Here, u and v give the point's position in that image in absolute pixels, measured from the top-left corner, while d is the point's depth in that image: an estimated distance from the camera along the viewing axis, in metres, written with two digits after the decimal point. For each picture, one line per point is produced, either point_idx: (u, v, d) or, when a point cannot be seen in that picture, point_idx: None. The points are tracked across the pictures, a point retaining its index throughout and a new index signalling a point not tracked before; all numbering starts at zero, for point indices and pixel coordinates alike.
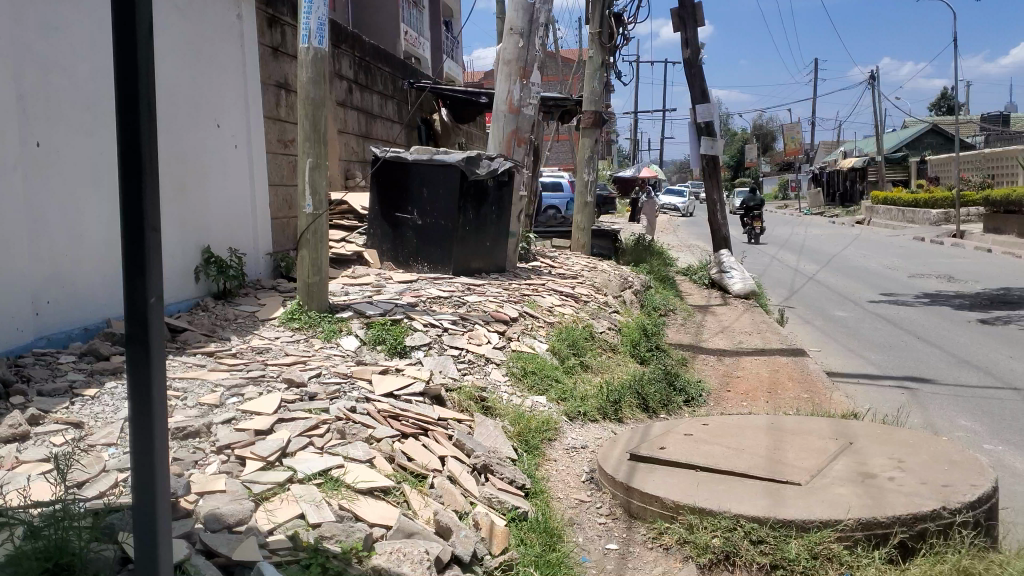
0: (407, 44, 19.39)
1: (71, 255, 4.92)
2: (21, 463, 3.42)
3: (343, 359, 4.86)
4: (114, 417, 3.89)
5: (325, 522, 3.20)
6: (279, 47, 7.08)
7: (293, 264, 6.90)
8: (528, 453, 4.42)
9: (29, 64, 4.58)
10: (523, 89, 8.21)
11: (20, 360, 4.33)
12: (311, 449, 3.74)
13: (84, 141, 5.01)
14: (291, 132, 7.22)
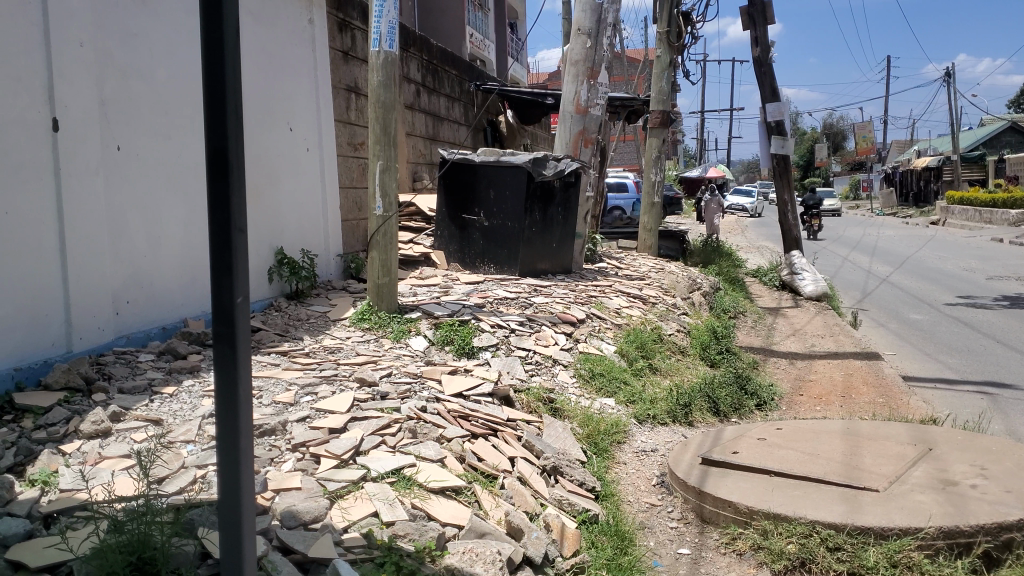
0: (472, 47, 19.47)
1: (150, 255, 5.05)
2: (104, 459, 3.51)
3: (412, 359, 4.88)
4: (192, 414, 3.97)
5: (399, 521, 3.22)
6: (349, 51, 7.17)
7: (362, 265, 6.97)
8: (597, 455, 4.38)
9: (111, 70, 4.71)
10: (591, 89, 8.21)
11: (102, 359, 4.45)
12: (383, 448, 3.76)
13: (163, 145, 5.13)
14: (360, 135, 7.31)
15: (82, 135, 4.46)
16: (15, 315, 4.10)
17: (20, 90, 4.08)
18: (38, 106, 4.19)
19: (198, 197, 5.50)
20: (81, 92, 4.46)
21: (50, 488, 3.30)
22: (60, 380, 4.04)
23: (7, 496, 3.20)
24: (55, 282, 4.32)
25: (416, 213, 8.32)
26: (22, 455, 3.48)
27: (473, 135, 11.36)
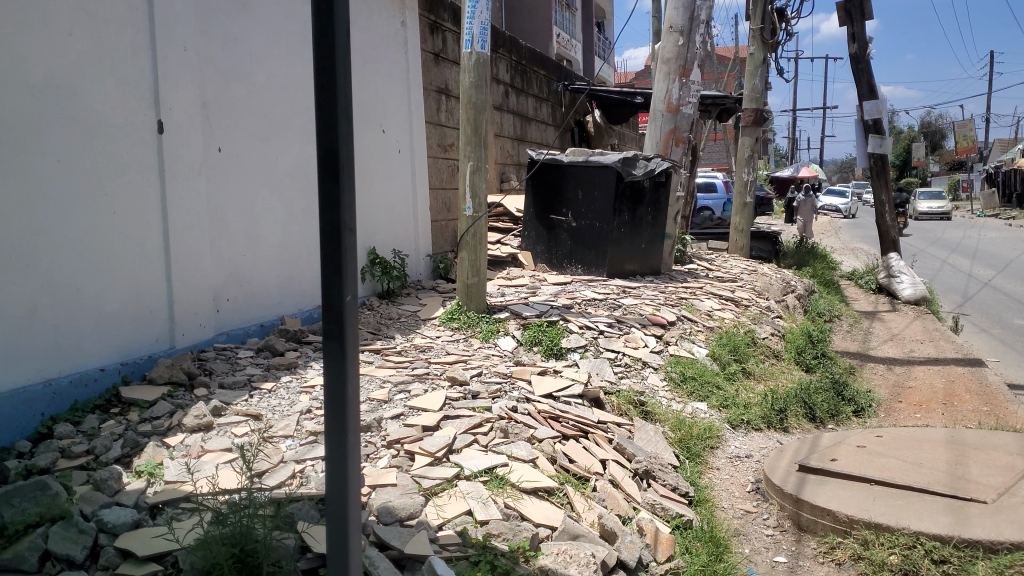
0: (559, 48, 19.46)
1: (249, 255, 5.18)
2: (206, 451, 3.60)
3: (501, 359, 4.89)
4: (291, 409, 4.05)
5: (493, 520, 3.21)
6: (441, 53, 7.23)
7: (451, 265, 7.03)
8: (690, 460, 4.31)
9: (214, 74, 4.84)
10: (682, 87, 8.14)
11: (203, 355, 4.57)
12: (476, 447, 3.76)
13: (261, 147, 5.26)
14: (450, 136, 7.37)
15: (185, 137, 4.60)
16: (122, 311, 4.24)
17: (127, 95, 4.23)
18: (144, 110, 4.34)
19: (294, 198, 5.62)
20: (185, 97, 4.60)
21: (156, 480, 3.41)
22: (164, 375, 4.18)
23: (115, 487, 3.31)
24: (159, 280, 4.46)
25: (503, 214, 8.35)
26: (129, 446, 3.60)
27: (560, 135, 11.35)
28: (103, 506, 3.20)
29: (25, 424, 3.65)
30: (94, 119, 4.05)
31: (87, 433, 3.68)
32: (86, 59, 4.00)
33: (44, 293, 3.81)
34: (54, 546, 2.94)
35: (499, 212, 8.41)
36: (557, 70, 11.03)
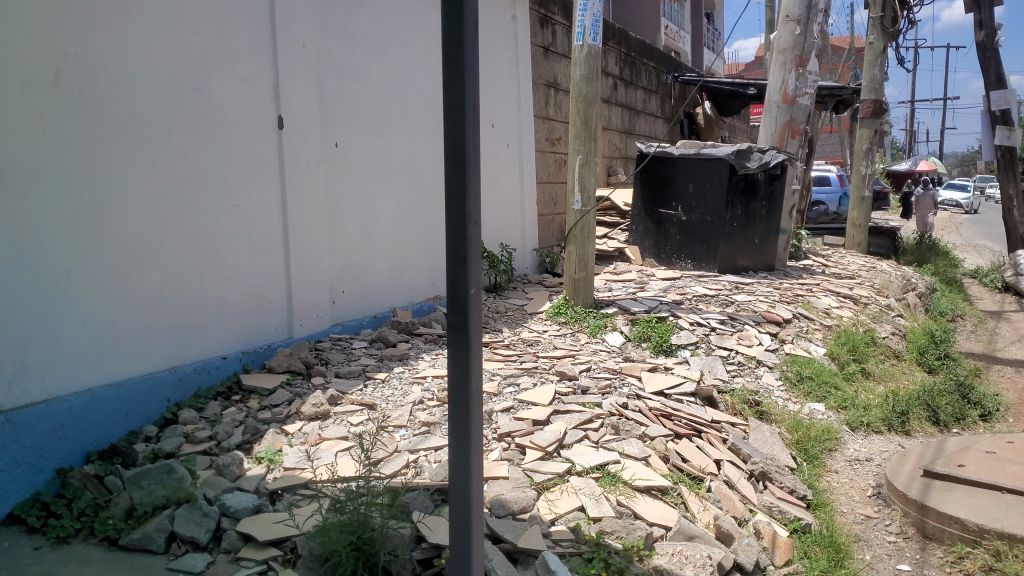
0: (666, 40, 19.22)
1: (364, 248, 5.26)
2: (324, 439, 3.67)
3: (611, 355, 4.83)
4: (403, 400, 4.08)
5: (606, 517, 3.15)
6: (551, 46, 7.20)
7: (557, 259, 7.00)
8: (807, 462, 4.18)
9: (331, 70, 4.93)
10: (800, 78, 7.94)
11: (319, 345, 4.67)
12: (587, 442, 3.72)
13: (375, 142, 5.33)
14: (558, 130, 7.34)
15: (304, 132, 4.69)
16: (243, 302, 4.36)
17: (249, 92, 4.34)
18: (265, 105, 4.44)
19: (407, 192, 5.69)
20: (304, 92, 4.69)
21: (276, 466, 3.49)
22: (283, 364, 4.28)
23: (237, 472, 3.42)
24: (278, 271, 4.57)
25: (610, 208, 8.29)
26: (250, 433, 3.70)
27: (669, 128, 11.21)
28: (226, 490, 3.30)
29: (151, 409, 3.81)
30: (218, 115, 4.17)
31: (209, 419, 3.81)
32: (211, 57, 4.12)
33: (170, 284, 3.95)
34: (181, 528, 3.08)
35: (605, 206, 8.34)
36: (665, 63, 10.88)
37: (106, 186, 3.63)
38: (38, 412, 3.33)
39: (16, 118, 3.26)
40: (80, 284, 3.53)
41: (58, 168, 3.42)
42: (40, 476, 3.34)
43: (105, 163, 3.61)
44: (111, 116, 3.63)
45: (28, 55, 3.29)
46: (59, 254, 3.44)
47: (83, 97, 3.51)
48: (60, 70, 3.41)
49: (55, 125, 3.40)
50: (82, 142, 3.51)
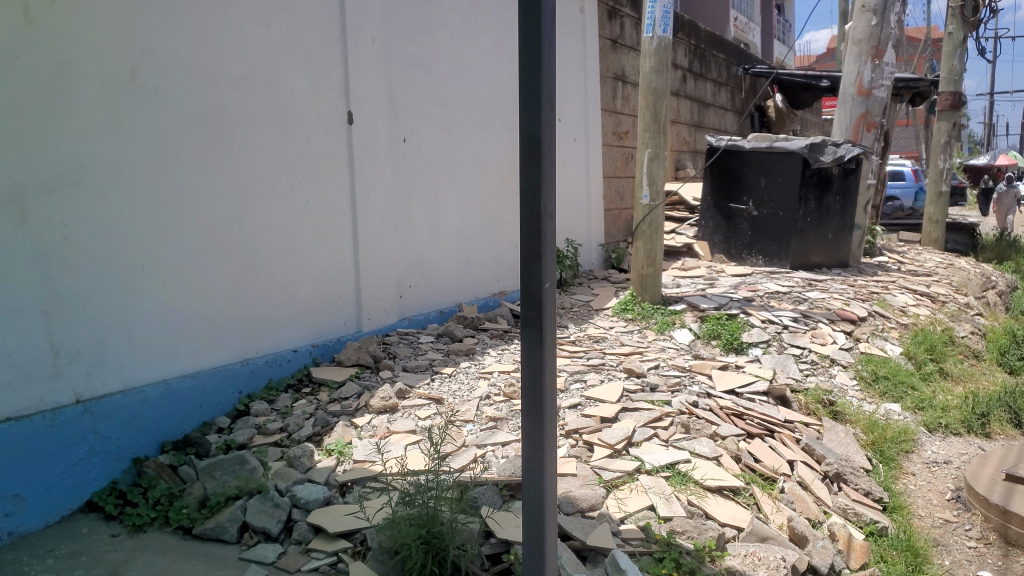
0: (735, 32, 18.94)
1: (431, 243, 5.27)
2: (393, 432, 3.69)
3: (679, 352, 4.77)
4: (470, 395, 4.07)
5: (677, 517, 3.10)
6: (619, 38, 7.14)
7: (624, 255, 6.95)
8: (883, 464, 4.06)
9: (400, 65, 4.94)
10: (876, 69, 7.74)
11: (387, 339, 4.69)
12: (656, 441, 3.67)
13: (443, 137, 5.34)
14: (625, 123, 7.28)
15: (373, 127, 4.71)
16: (314, 295, 4.40)
17: (320, 87, 4.37)
18: (335, 101, 4.47)
19: (474, 188, 5.70)
20: (373, 88, 4.71)
21: (345, 459, 3.52)
22: (352, 357, 4.32)
23: (308, 464, 3.46)
24: (348, 266, 4.60)
25: (678, 203, 8.21)
26: (320, 426, 3.74)
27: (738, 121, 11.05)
28: (296, 482, 3.35)
29: (224, 401, 3.88)
30: (289, 111, 4.21)
31: (281, 411, 3.87)
32: (283, 53, 4.16)
33: (243, 277, 4.01)
34: (253, 519, 3.16)
35: (674, 201, 8.34)
36: (735, 55, 10.71)
37: (182, 181, 3.69)
38: (115, 403, 3.43)
39: (95, 114, 3.34)
40: (157, 277, 3.61)
41: (135, 163, 3.49)
42: (117, 465, 3.46)
43: (182, 158, 3.69)
44: (186, 111, 3.70)
45: (106, 52, 3.37)
46: (136, 247, 3.52)
47: (160, 92, 3.58)
48: (138, 66, 3.49)
49: (132, 120, 3.48)
50: (159, 137, 3.58)
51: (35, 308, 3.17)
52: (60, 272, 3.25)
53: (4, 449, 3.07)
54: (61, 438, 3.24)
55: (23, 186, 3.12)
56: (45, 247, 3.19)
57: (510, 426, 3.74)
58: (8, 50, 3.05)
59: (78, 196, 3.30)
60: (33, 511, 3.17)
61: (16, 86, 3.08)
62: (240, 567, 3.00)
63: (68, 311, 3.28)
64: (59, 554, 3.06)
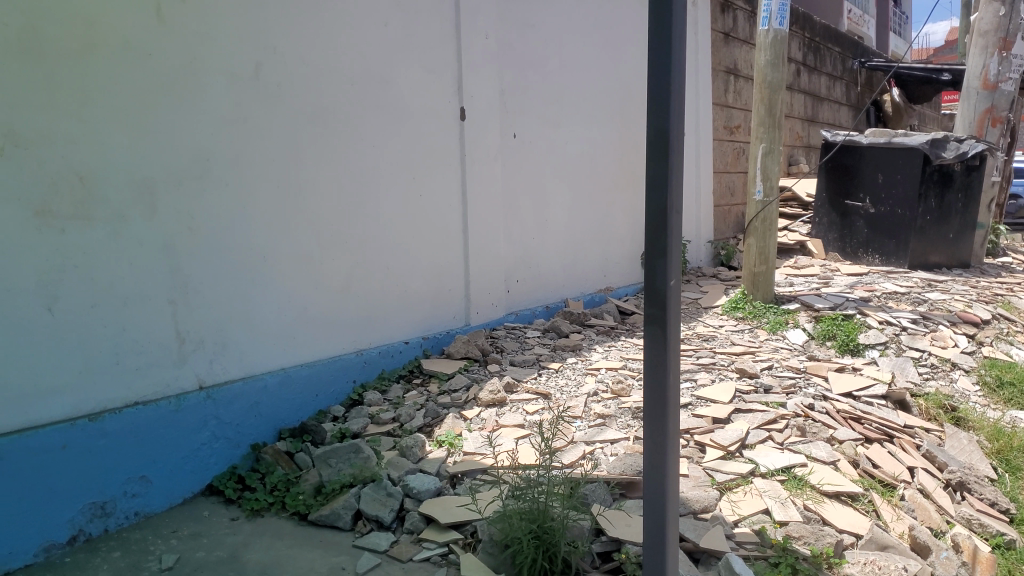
0: (849, 23, 18.40)
1: (539, 238, 5.28)
2: (501, 426, 3.71)
3: (793, 353, 4.66)
4: (578, 391, 4.05)
5: (793, 522, 3.02)
6: (731, 32, 7.01)
7: (733, 252, 6.83)
8: (1010, 475, 3.88)
9: (511, 62, 4.95)
10: (1003, 62, 7.42)
11: (494, 333, 4.72)
12: (770, 444, 3.59)
13: (552, 133, 5.35)
14: (735, 118, 7.15)
15: (484, 123, 4.74)
16: (425, 289, 4.46)
17: (433, 84, 4.42)
18: (448, 97, 4.52)
19: (582, 183, 5.69)
20: (486, 83, 4.73)
21: (456, 450, 3.56)
22: (460, 350, 4.36)
23: (419, 454, 3.52)
24: (457, 260, 4.65)
25: (791, 200, 8.05)
26: (430, 417, 3.81)
27: (853, 116, 10.74)
28: (408, 472, 3.41)
29: (338, 390, 3.98)
30: (404, 107, 4.27)
31: (393, 401, 3.95)
32: (399, 49, 4.22)
33: (358, 270, 4.10)
34: (366, 507, 3.24)
35: (788, 198, 8.24)
36: (850, 48, 10.39)
37: (301, 175, 3.80)
38: (236, 389, 3.55)
39: (219, 111, 3.48)
40: (276, 268, 3.73)
41: (257, 157, 3.61)
42: (236, 450, 3.58)
43: (301, 153, 3.79)
44: (306, 107, 3.80)
45: (231, 50, 3.50)
46: (257, 240, 3.64)
47: (280, 89, 3.69)
48: (260, 63, 3.61)
49: (255, 116, 3.60)
50: (279, 132, 3.70)
51: (162, 297, 3.32)
52: (186, 264, 3.39)
53: (131, 433, 3.21)
54: (184, 423, 3.37)
55: (154, 180, 3.28)
56: (172, 239, 3.34)
57: (618, 424, 3.69)
58: (141, 50, 3.21)
59: (204, 189, 3.44)
60: (157, 493, 3.31)
61: (148, 84, 3.24)
62: (353, 554, 3.09)
63: (193, 299, 3.43)
64: (182, 535, 3.19)
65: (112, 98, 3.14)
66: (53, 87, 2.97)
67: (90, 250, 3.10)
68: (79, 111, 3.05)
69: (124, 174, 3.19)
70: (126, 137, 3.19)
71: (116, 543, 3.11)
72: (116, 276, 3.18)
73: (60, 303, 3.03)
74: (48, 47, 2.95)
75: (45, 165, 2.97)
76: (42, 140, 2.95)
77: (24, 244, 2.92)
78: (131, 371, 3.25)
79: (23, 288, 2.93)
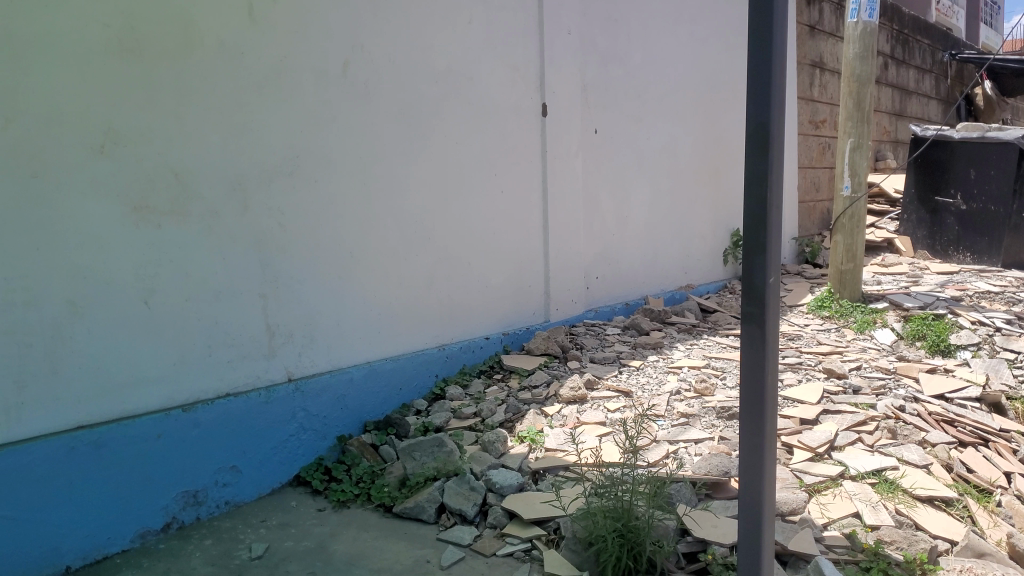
0: (937, 14, 17.88)
1: (620, 235, 5.26)
2: (582, 423, 3.70)
3: (881, 353, 4.56)
4: (660, 389, 4.02)
5: (885, 526, 2.94)
6: (816, 25, 6.88)
7: (818, 250, 6.71)
8: None
9: (594, 57, 4.93)
10: None
11: (574, 330, 4.74)
12: (860, 446, 3.52)
13: (634, 128, 5.32)
14: (820, 113, 7.02)
15: (567, 119, 4.74)
16: (506, 285, 4.48)
17: (517, 80, 4.43)
18: (530, 94, 4.52)
19: (664, 179, 5.66)
20: (569, 79, 4.73)
21: (537, 446, 3.56)
22: (540, 346, 4.38)
23: (501, 449, 3.53)
24: (539, 257, 4.66)
25: (878, 196, 7.90)
26: (512, 412, 3.83)
27: (943, 109, 10.45)
28: (491, 466, 3.43)
29: (421, 385, 4.05)
30: (489, 104, 4.30)
31: (474, 396, 4.00)
32: (483, 46, 4.25)
33: (441, 266, 4.15)
34: (450, 501, 3.27)
35: (877, 193, 8.09)
36: (941, 39, 10.11)
37: (386, 173, 3.87)
38: (323, 382, 3.66)
39: (309, 109, 3.56)
40: (362, 264, 3.82)
41: (344, 155, 3.70)
42: (323, 442, 3.69)
43: (386, 149, 3.86)
44: (392, 105, 3.86)
45: (320, 48, 3.57)
46: (344, 236, 3.73)
47: (368, 87, 3.76)
48: (349, 61, 3.68)
49: (343, 114, 3.68)
50: (365, 130, 3.77)
51: (253, 291, 3.44)
52: (277, 258, 3.51)
53: (223, 423, 3.32)
54: (273, 414, 3.48)
55: (246, 177, 3.38)
56: (263, 235, 3.45)
57: (702, 423, 3.65)
58: (234, 49, 3.30)
59: (293, 186, 3.54)
60: (247, 483, 3.42)
61: (240, 83, 3.33)
62: (438, 547, 3.12)
63: (283, 294, 3.54)
64: (271, 525, 3.28)
65: (205, 97, 3.24)
66: (151, 87, 3.09)
67: (184, 245, 3.21)
68: (175, 109, 3.16)
69: (217, 172, 3.29)
70: (219, 135, 3.29)
71: (208, 530, 3.22)
72: (209, 271, 3.29)
73: (157, 296, 3.15)
74: (145, 48, 3.06)
75: (142, 163, 3.09)
76: (139, 140, 3.07)
77: (122, 239, 3.04)
78: (223, 363, 3.36)
79: (121, 281, 3.05)
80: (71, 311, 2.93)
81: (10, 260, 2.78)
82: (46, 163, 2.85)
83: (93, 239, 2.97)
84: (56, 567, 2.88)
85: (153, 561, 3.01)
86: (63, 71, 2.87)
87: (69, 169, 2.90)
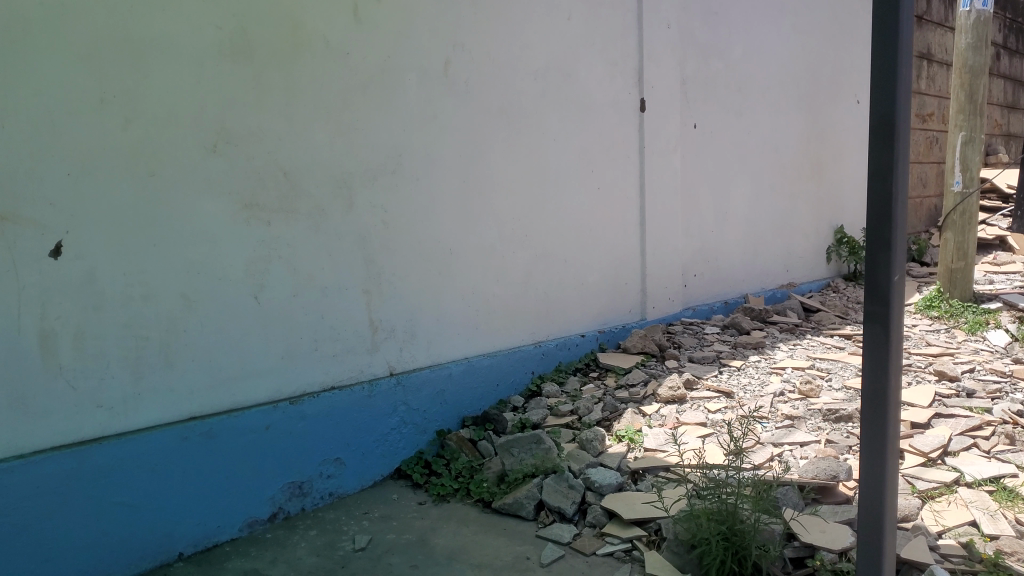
0: None
1: (718, 232, 5.21)
2: (682, 424, 3.66)
3: (996, 355, 4.38)
4: (763, 390, 3.94)
5: (1004, 535, 2.80)
6: (924, 14, 6.66)
7: (925, 247, 6.52)
8: None
9: (694, 51, 4.87)
10: None
11: (672, 328, 4.71)
12: (975, 452, 3.38)
13: (734, 123, 5.25)
14: (928, 105, 6.80)
15: (666, 115, 4.70)
16: (602, 283, 4.49)
17: (615, 76, 4.42)
18: (629, 89, 4.50)
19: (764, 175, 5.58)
20: (669, 74, 4.69)
21: (636, 446, 3.53)
22: (636, 345, 4.36)
23: (599, 448, 3.51)
24: (636, 254, 4.66)
25: (990, 192, 7.61)
26: (609, 411, 3.81)
27: None
28: (589, 465, 3.41)
29: (518, 381, 4.09)
30: (587, 101, 4.31)
31: (571, 394, 4.01)
32: (582, 42, 4.25)
33: (537, 264, 4.18)
34: (549, 498, 3.27)
35: (988, 188, 7.78)
36: None
37: (486, 171, 3.92)
38: (424, 376, 3.73)
39: (411, 108, 3.63)
40: (462, 261, 3.87)
41: (445, 154, 3.76)
42: (423, 436, 3.76)
43: (484, 146, 3.90)
44: (491, 103, 3.91)
45: (423, 48, 3.64)
46: (445, 234, 3.80)
47: (468, 86, 3.81)
48: (450, 60, 3.73)
49: (444, 112, 3.74)
50: (464, 129, 3.82)
51: (357, 286, 3.52)
52: (380, 255, 3.59)
53: (329, 416, 3.41)
54: (376, 408, 3.57)
55: (351, 175, 3.47)
56: (367, 232, 3.53)
57: (808, 426, 3.57)
58: (340, 49, 3.38)
59: (396, 184, 3.61)
60: (350, 475, 3.51)
61: (344, 83, 3.41)
62: (538, 544, 3.12)
63: (385, 290, 3.62)
64: (373, 517, 3.35)
65: (312, 97, 3.32)
66: (261, 88, 3.18)
67: (291, 241, 3.30)
68: (284, 110, 3.25)
69: (324, 170, 3.38)
70: (326, 134, 3.38)
71: (313, 522, 3.30)
72: (315, 267, 3.38)
73: (266, 291, 3.25)
74: (256, 49, 3.15)
75: (252, 162, 3.18)
76: (249, 139, 3.16)
77: (233, 236, 3.14)
78: (329, 358, 3.46)
79: (231, 277, 3.14)
80: (185, 306, 3.03)
81: (129, 256, 2.88)
82: (163, 162, 2.95)
83: (206, 236, 3.07)
84: (170, 553, 2.98)
85: (261, 550, 3.09)
86: (179, 73, 2.96)
87: (184, 168, 3.00)
